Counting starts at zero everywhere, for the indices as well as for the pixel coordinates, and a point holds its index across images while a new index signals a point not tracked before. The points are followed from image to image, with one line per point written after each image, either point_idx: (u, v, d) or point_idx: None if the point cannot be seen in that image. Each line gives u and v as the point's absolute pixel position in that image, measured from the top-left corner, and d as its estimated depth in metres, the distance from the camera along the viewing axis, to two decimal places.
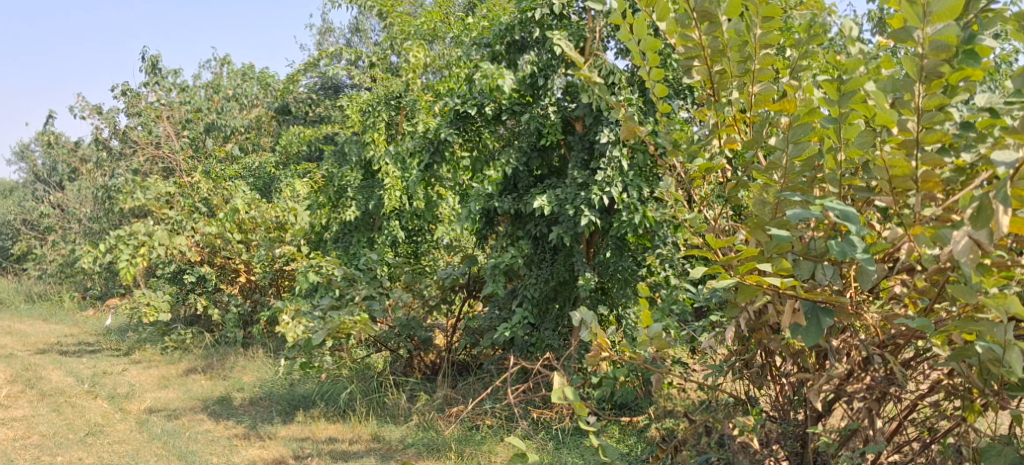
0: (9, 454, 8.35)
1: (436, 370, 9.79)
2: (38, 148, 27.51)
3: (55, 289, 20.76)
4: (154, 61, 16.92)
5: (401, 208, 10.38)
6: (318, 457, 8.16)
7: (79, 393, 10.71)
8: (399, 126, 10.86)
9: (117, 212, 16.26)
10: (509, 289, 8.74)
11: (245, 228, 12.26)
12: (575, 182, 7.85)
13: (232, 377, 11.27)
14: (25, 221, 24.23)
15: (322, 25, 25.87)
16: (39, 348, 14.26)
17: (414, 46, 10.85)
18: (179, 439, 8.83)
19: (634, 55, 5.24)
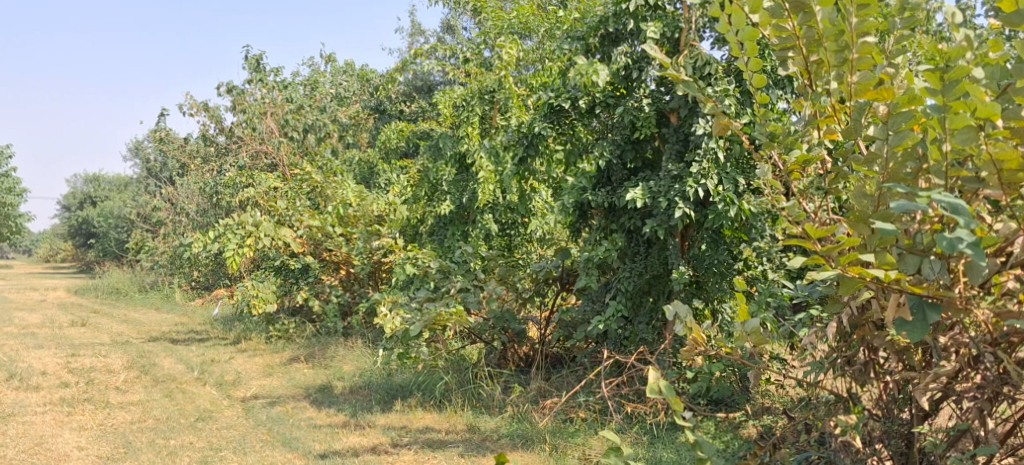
0: (126, 437, 8.69)
1: (529, 363, 9.80)
2: (152, 147, 28.59)
3: (167, 280, 21.54)
4: (257, 59, 17.43)
5: (496, 202, 10.47)
6: (415, 445, 8.29)
7: (190, 379, 11.09)
8: (492, 120, 10.83)
9: (224, 206, 16.76)
10: (603, 283, 8.71)
11: (346, 222, 12.52)
12: (670, 174, 7.76)
13: (332, 366, 11.50)
14: (139, 215, 25.25)
15: (417, 23, 26.12)
16: (152, 336, 14.81)
17: (507, 41, 10.80)
18: (283, 426, 9.08)
19: (731, 47, 5.18)
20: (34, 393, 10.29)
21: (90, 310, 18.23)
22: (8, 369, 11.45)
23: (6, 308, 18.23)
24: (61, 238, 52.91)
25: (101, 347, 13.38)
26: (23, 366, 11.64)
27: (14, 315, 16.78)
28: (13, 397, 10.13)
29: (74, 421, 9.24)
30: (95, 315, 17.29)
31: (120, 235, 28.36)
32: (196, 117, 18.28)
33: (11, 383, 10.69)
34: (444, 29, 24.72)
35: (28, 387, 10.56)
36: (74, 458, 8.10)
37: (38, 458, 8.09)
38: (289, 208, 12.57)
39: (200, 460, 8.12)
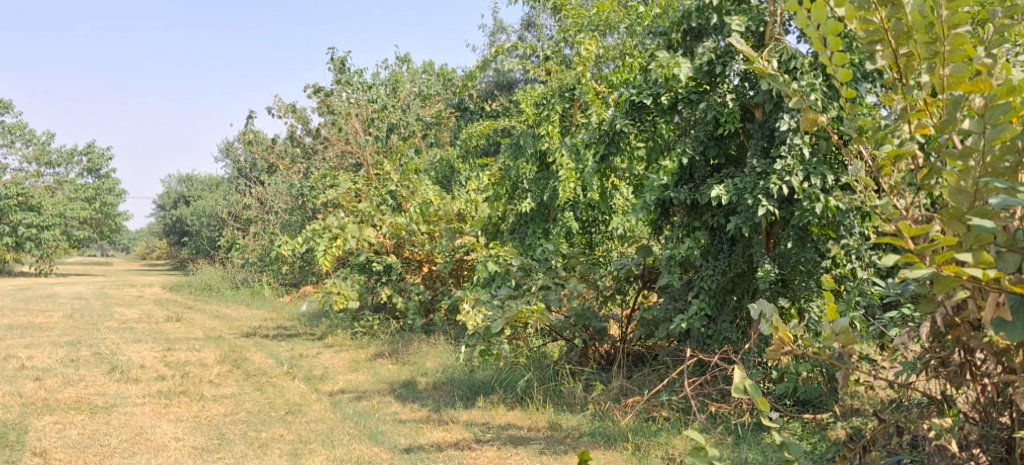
0: (220, 429, 8.89)
1: (611, 361, 9.71)
2: (242, 147, 29.18)
3: (257, 277, 22.02)
4: (342, 61, 17.76)
5: (577, 200, 10.40)
6: (497, 441, 8.31)
7: (280, 374, 11.32)
8: (573, 117, 10.79)
9: (311, 205, 17.05)
10: (685, 281, 8.61)
11: (429, 220, 12.61)
12: (755, 170, 7.63)
13: (416, 362, 11.60)
14: (230, 214, 25.86)
15: (499, 22, 26.17)
16: (244, 331, 15.15)
17: (586, 38, 10.72)
18: (369, 420, 9.18)
19: (814, 41, 5.04)
20: (134, 385, 10.60)
21: (184, 305, 18.74)
22: (108, 362, 11.82)
23: (107, 303, 18.84)
24: (157, 237, 54.42)
25: (195, 341, 13.73)
26: (123, 359, 12.00)
27: (113, 310, 17.34)
28: (114, 388, 10.44)
29: (172, 412, 9.49)
30: (189, 311, 17.76)
31: (213, 234, 29.09)
32: (283, 119, 18.62)
33: (112, 376, 11.03)
34: (525, 27, 24.70)
35: (128, 379, 10.88)
36: (171, 448, 8.32)
37: (138, 447, 8.33)
38: (372, 208, 12.79)
39: (291, 452, 8.27)
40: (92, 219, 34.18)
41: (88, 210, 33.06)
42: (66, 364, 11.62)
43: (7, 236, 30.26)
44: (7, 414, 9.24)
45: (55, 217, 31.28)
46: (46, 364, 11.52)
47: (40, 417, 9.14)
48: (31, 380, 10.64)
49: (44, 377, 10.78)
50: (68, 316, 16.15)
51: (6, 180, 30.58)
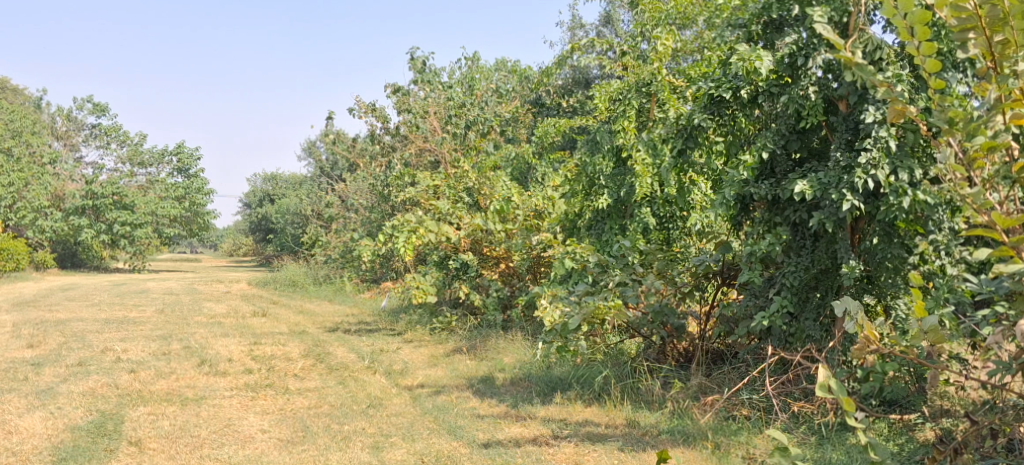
0: (303, 422, 8.99)
1: (689, 359, 9.60)
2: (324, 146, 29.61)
3: (340, 273, 22.30)
4: (422, 60, 17.90)
5: (653, 195, 10.27)
6: (576, 438, 8.25)
7: (361, 368, 11.42)
8: (650, 113, 10.57)
9: (392, 203, 17.23)
10: (766, 277, 8.42)
11: (506, 217, 12.59)
12: (839, 164, 7.43)
13: (494, 358, 11.61)
14: (313, 212, 26.23)
15: (576, 18, 26.06)
16: (327, 325, 15.37)
17: (663, 32, 10.58)
18: (448, 415, 9.20)
19: (901, 31, 4.86)
20: (222, 379, 10.79)
21: (269, 301, 19.08)
22: (198, 355, 12.06)
23: (196, 298, 19.29)
24: (243, 234, 55.51)
25: (280, 336, 13.94)
26: (211, 353, 12.23)
27: (202, 305, 17.73)
28: (203, 381, 10.65)
29: (258, 405, 9.63)
30: (274, 306, 18.08)
31: (296, 231, 29.56)
32: (363, 118, 18.83)
33: (201, 369, 11.25)
34: (602, 23, 24.53)
35: (216, 372, 11.08)
36: (257, 440, 8.44)
37: (227, 439, 8.47)
38: (451, 205, 13.02)
39: (372, 445, 8.32)
40: (183, 218, 34.84)
41: (180, 207, 33.60)
42: (158, 357, 11.89)
43: (103, 234, 31.44)
44: (104, 404, 9.48)
45: (148, 215, 32.14)
46: (140, 357, 11.81)
47: (134, 408, 9.36)
48: (126, 372, 10.91)
49: (138, 369, 11.04)
50: (160, 310, 16.56)
51: (101, 180, 31.52)
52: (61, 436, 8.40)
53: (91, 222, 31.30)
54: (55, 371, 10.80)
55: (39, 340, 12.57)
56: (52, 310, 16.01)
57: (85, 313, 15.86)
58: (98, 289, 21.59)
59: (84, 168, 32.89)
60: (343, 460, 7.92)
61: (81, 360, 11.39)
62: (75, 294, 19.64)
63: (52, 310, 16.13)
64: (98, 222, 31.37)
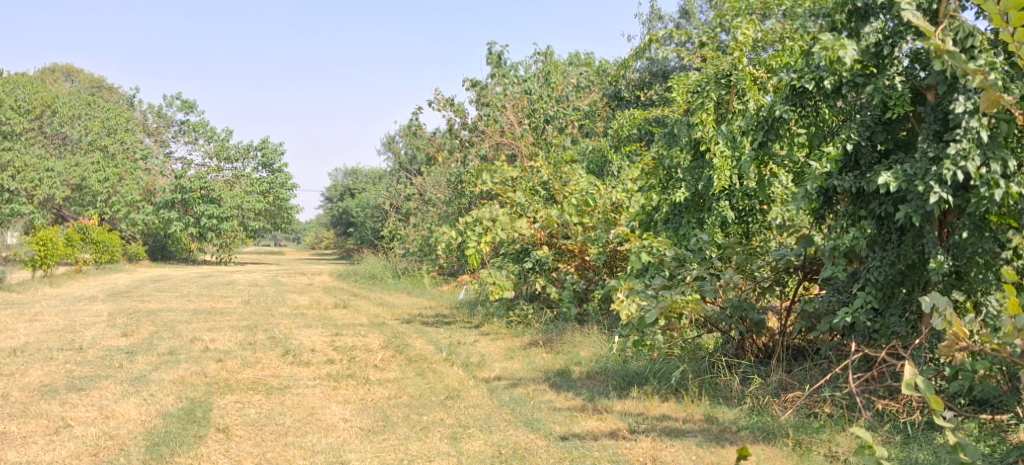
0: (384, 412, 9.15)
1: (769, 354, 9.43)
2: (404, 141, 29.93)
3: (418, 266, 22.58)
4: (499, 55, 18.09)
5: (732, 188, 10.10)
6: (653, 433, 8.25)
7: (439, 360, 11.58)
8: (729, 104, 10.41)
9: (469, 196, 17.39)
10: (850, 272, 8.32)
11: (582, 210, 12.61)
12: (926, 155, 7.30)
13: (570, 351, 11.69)
14: (393, 206, 26.59)
15: (654, 10, 25.87)
16: (405, 317, 15.62)
17: (743, 23, 10.44)
18: (525, 407, 9.27)
19: (992, 17, 4.75)
20: (305, 368, 11.02)
21: (350, 293, 19.43)
22: (282, 345, 12.34)
23: (280, 290, 19.75)
24: (325, 227, 56.44)
25: (360, 327, 14.18)
26: (295, 343, 12.50)
27: (286, 297, 18.13)
28: (287, 371, 10.90)
29: (340, 394, 9.83)
30: (355, 298, 18.39)
31: (375, 225, 29.98)
32: (441, 112, 19.03)
33: (286, 359, 11.51)
34: (680, 15, 24.32)
35: (300, 362, 11.33)
36: (340, 428, 8.62)
37: (310, 427, 8.66)
38: (527, 200, 13.22)
39: (451, 436, 8.43)
40: (268, 212, 35.53)
41: (266, 201, 34.16)
42: (244, 347, 12.19)
43: (191, 227, 32.40)
44: (193, 392, 9.77)
45: (234, 209, 32.86)
46: (227, 347, 12.13)
47: (222, 396, 9.62)
48: (214, 361, 11.22)
49: (225, 359, 11.34)
50: (246, 301, 16.97)
51: (189, 174, 32.37)
52: (154, 422, 8.69)
53: (181, 215, 32.28)
54: (148, 359, 11.16)
55: (132, 329, 13.00)
56: (144, 300, 16.52)
57: (176, 303, 16.34)
58: (188, 280, 22.21)
59: (174, 164, 33.72)
60: (422, 450, 8.05)
61: (172, 349, 11.74)
62: (166, 285, 20.25)
63: (145, 300, 16.66)
64: (187, 216, 32.43)
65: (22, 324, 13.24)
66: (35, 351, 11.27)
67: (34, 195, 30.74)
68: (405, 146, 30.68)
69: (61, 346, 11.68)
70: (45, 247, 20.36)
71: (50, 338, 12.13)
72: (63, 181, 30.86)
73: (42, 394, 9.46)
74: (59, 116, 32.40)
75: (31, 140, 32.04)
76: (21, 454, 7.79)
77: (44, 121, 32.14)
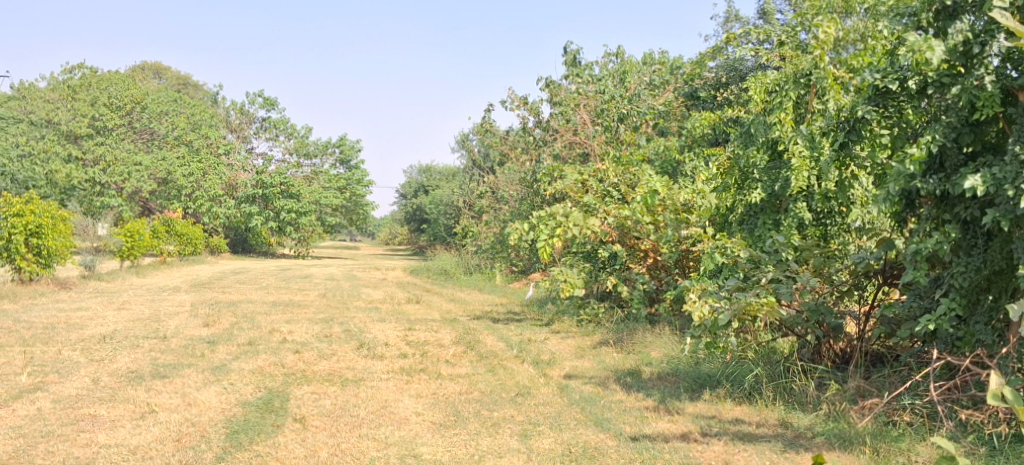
0: (455, 407, 9.26)
1: (847, 360, 9.35)
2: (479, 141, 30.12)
3: (490, 263, 22.73)
4: (574, 55, 18.20)
5: (811, 189, 9.93)
6: (725, 436, 8.22)
7: (509, 357, 11.66)
8: (808, 104, 10.26)
9: (542, 195, 17.49)
10: (933, 276, 8.20)
11: (654, 209, 12.53)
12: (1017, 158, 7.16)
13: (641, 351, 11.71)
14: (466, 204, 26.76)
15: (731, 11, 25.65)
16: (477, 314, 15.78)
17: (825, 20, 10.16)
18: (595, 406, 9.30)
19: None
20: (380, 362, 11.18)
21: (422, 289, 19.62)
22: (357, 339, 12.53)
23: (356, 284, 20.06)
24: (398, 223, 56.98)
25: (433, 322, 14.34)
26: (370, 337, 12.69)
27: (361, 291, 18.42)
28: (362, 363, 11.08)
29: (413, 388, 9.97)
30: (428, 294, 18.61)
31: (448, 222, 30.21)
32: (515, 111, 19.15)
33: (361, 352, 11.71)
34: (759, 16, 24.01)
35: (374, 355, 11.51)
36: (412, 422, 8.74)
37: (384, 419, 8.81)
38: (597, 200, 13.12)
39: (521, 433, 8.50)
40: (344, 208, 36.06)
41: (342, 197, 34.69)
42: (321, 339, 12.42)
43: (272, 221, 32.98)
44: (272, 382, 10.00)
45: (312, 204, 33.40)
46: (304, 339, 12.37)
47: (299, 387, 9.82)
48: (291, 352, 11.45)
49: (303, 350, 11.58)
50: (322, 294, 17.29)
51: (270, 170, 32.96)
52: (234, 411, 8.91)
53: (261, 209, 32.89)
54: (228, 349, 11.43)
55: (214, 319, 13.33)
56: (226, 292, 16.94)
57: (255, 295, 16.72)
58: (268, 272, 22.66)
59: (256, 159, 34.20)
60: (493, 445, 8.13)
61: (251, 340, 12.02)
62: (246, 277, 20.73)
63: (226, 291, 17.05)
64: (267, 209, 33.08)
65: (111, 311, 13.67)
66: (123, 338, 11.64)
67: (123, 187, 31.72)
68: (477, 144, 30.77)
69: (147, 334, 12.03)
70: (133, 238, 20.99)
71: (136, 326, 12.52)
72: (151, 175, 31.89)
73: (129, 379, 9.76)
74: (148, 112, 33.93)
75: (121, 135, 33.06)
76: (109, 437, 8.05)
77: (133, 117, 33.76)
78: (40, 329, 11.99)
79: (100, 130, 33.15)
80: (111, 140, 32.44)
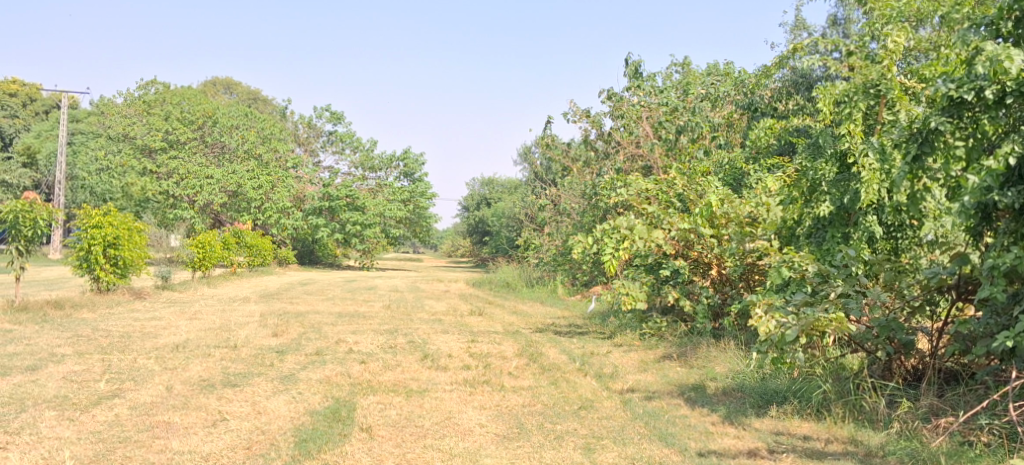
0: (518, 419, 9.28)
1: (919, 377, 9.19)
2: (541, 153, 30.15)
3: (552, 276, 22.76)
4: (635, 66, 18.18)
5: (882, 202, 9.74)
6: (793, 453, 8.13)
7: (572, 370, 11.66)
8: (878, 116, 10.08)
9: (605, 208, 17.48)
10: (1010, 293, 8.03)
11: (717, 223, 12.43)
12: None
13: (706, 366, 11.63)
14: (528, 216, 26.84)
15: (800, 20, 25.32)
16: (539, 326, 15.80)
17: (895, 29, 9.95)
18: (660, 421, 9.24)
19: None
20: (443, 373, 11.25)
21: (485, 301, 19.70)
22: (421, 350, 12.64)
23: (419, 295, 20.24)
24: (460, 235, 57.39)
25: (496, 334, 14.38)
26: (433, 348, 12.78)
27: (425, 302, 18.57)
28: (427, 374, 11.15)
29: (476, 400, 10.02)
30: (490, 306, 18.69)
31: (510, 234, 30.29)
32: (578, 123, 19.18)
33: (425, 363, 11.78)
34: (830, 24, 23.64)
35: (438, 367, 11.58)
36: (476, 434, 8.78)
37: (448, 430, 8.85)
38: (662, 211, 12.89)
39: (584, 446, 8.49)
40: (407, 220, 36.36)
41: (406, 209, 34.97)
42: (386, 350, 12.53)
43: (337, 233, 33.58)
44: (339, 391, 10.12)
45: (377, 217, 33.75)
46: (369, 349, 12.50)
47: (365, 397, 9.92)
48: (357, 363, 11.57)
49: (368, 361, 11.69)
50: (387, 305, 17.45)
51: (337, 183, 33.45)
52: (302, 419, 9.03)
53: (328, 222, 33.59)
54: (296, 359, 11.60)
55: (282, 329, 13.55)
56: (293, 303, 17.19)
57: (322, 306, 16.95)
58: (334, 283, 22.95)
59: (323, 173, 34.90)
60: (557, 459, 8.13)
61: (318, 350, 12.17)
62: (312, 288, 20.98)
63: (294, 302, 17.31)
64: (334, 222, 33.74)
65: (183, 321, 13.94)
66: (195, 347, 11.87)
67: (195, 200, 32.36)
68: (538, 156, 30.78)
69: (218, 343, 12.26)
70: (204, 250, 21.39)
71: (208, 336, 12.76)
72: (221, 188, 32.31)
73: (201, 388, 9.95)
74: (219, 126, 33.62)
75: (194, 149, 33.22)
76: (183, 443, 8.22)
77: (205, 131, 33.64)
78: (117, 338, 12.28)
79: (174, 142, 33.35)
80: (185, 153, 32.72)
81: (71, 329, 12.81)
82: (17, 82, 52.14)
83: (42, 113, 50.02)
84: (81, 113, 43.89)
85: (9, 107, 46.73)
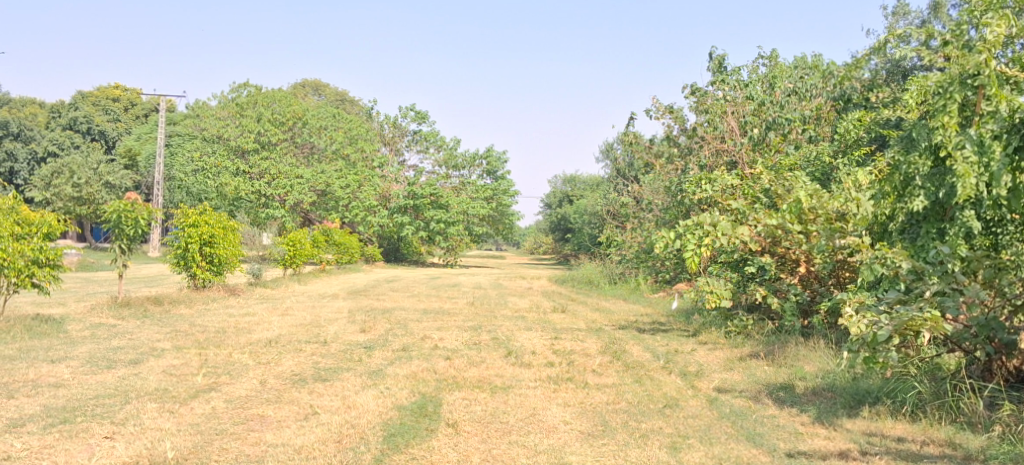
0: (603, 417, 9.25)
1: (1021, 378, 8.98)
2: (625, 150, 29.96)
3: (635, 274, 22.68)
4: (719, 60, 17.97)
5: (980, 197, 9.32)
6: (887, 455, 7.95)
7: (657, 367, 11.59)
8: (976, 107, 9.40)
9: (688, 204, 17.32)
10: None
11: (806, 219, 12.17)
12: None
13: (793, 365, 11.44)
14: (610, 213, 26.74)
15: (897, 8, 24.68)
16: (622, 323, 15.74)
17: (994, 16, 9.39)
18: (747, 421, 9.13)
19: None
20: (527, 370, 11.28)
21: (568, 298, 19.70)
22: (505, 347, 12.70)
23: (502, 292, 20.34)
24: (541, 232, 57.52)
25: (579, 332, 14.38)
26: (517, 345, 12.83)
27: (509, 300, 18.65)
28: (510, 371, 11.19)
29: (561, 397, 10.02)
30: (573, 303, 18.69)
31: (593, 232, 30.23)
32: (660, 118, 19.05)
33: (509, 360, 11.82)
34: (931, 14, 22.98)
35: (522, 363, 11.61)
36: (561, 431, 8.79)
37: (533, 427, 8.87)
38: (748, 208, 12.73)
39: (671, 445, 8.42)
40: (489, 218, 36.55)
41: (489, 207, 35.10)
42: (470, 347, 12.61)
43: (421, 231, 33.90)
44: (425, 387, 10.22)
45: (459, 214, 34.01)
46: (454, 346, 12.60)
47: (451, 393, 10.00)
48: (442, 359, 11.67)
49: (453, 357, 11.78)
50: (471, 302, 17.57)
51: (421, 182, 33.67)
52: (390, 414, 9.13)
53: (412, 220, 33.85)
54: (383, 354, 11.74)
55: (370, 325, 13.73)
56: (380, 299, 17.42)
57: (407, 302, 17.15)
58: (419, 281, 23.22)
59: (408, 171, 35.14)
60: (642, 458, 8.08)
61: (404, 346, 12.30)
62: (398, 285, 21.27)
63: (380, 299, 17.55)
64: (418, 219, 34.01)
65: (275, 317, 14.24)
66: (286, 343, 12.10)
67: (285, 200, 33.29)
68: (619, 152, 30.63)
69: (308, 339, 12.49)
70: (294, 247, 21.82)
71: (298, 331, 13.01)
72: (310, 187, 33.27)
73: (293, 382, 10.14)
74: (309, 127, 35.04)
75: (283, 150, 34.16)
76: (276, 437, 8.38)
77: (295, 132, 34.82)
78: (212, 333, 12.60)
79: (265, 144, 33.86)
80: (275, 154, 33.56)
81: (168, 324, 13.19)
82: (117, 87, 53.89)
83: (141, 116, 51.66)
84: (177, 115, 45.13)
85: (112, 112, 48.30)
